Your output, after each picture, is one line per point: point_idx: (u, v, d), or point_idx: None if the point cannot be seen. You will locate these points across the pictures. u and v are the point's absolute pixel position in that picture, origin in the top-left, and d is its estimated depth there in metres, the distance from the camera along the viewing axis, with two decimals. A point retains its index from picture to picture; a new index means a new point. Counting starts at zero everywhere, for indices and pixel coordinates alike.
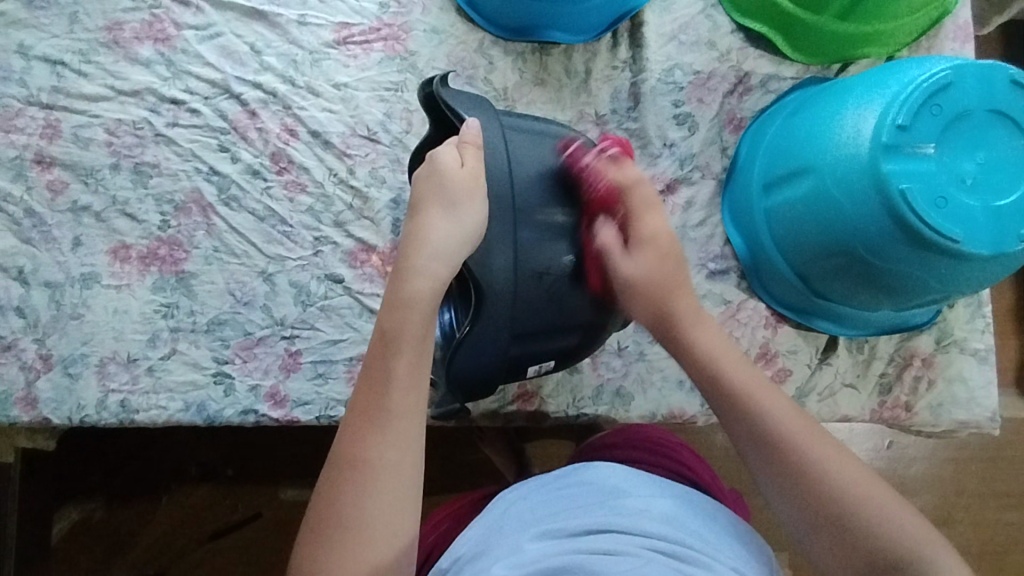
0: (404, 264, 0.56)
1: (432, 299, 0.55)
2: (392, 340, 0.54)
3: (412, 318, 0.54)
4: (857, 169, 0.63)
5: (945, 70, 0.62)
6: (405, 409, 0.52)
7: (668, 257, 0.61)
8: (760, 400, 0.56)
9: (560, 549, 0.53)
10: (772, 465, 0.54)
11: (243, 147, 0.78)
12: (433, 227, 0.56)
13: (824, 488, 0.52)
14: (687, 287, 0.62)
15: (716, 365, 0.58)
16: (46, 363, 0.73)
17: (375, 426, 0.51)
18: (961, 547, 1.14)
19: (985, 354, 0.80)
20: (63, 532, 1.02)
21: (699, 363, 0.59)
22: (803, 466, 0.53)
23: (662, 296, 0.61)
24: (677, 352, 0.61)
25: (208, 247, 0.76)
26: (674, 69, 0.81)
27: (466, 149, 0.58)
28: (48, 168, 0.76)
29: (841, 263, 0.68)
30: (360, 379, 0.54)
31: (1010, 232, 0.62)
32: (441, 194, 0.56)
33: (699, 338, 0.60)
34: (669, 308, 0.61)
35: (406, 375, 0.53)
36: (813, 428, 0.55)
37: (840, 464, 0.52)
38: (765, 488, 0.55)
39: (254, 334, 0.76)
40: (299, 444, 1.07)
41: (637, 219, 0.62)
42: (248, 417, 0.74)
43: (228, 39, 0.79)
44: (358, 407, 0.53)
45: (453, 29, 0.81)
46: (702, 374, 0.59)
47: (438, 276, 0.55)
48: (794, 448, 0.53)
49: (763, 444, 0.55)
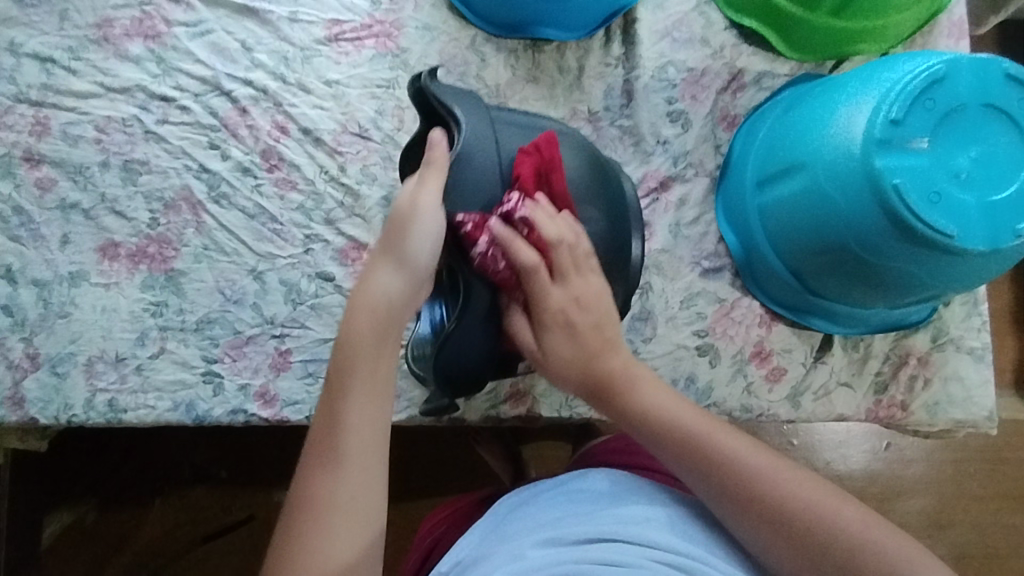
0: (351, 307, 0.56)
1: (378, 337, 0.55)
2: (343, 382, 0.54)
3: (363, 355, 0.55)
4: (850, 164, 0.62)
5: (939, 64, 0.61)
6: (356, 448, 0.53)
7: (587, 332, 0.61)
8: (719, 443, 0.57)
9: (564, 558, 0.52)
10: (746, 520, 0.55)
11: (234, 144, 0.78)
12: (375, 273, 0.56)
13: (796, 520, 0.53)
14: (617, 341, 0.62)
15: (668, 427, 0.59)
16: (33, 362, 0.72)
17: (331, 464, 0.52)
18: (961, 550, 1.13)
19: (982, 352, 0.80)
20: (54, 535, 1.01)
21: (648, 415, 0.60)
22: (780, 510, 0.54)
23: (592, 354, 0.62)
24: (622, 416, 0.62)
25: (198, 244, 0.76)
26: (667, 66, 0.81)
27: (428, 174, 0.55)
28: (37, 166, 0.75)
29: (834, 259, 0.67)
30: (317, 415, 0.55)
31: (1005, 227, 0.61)
32: (390, 229, 0.55)
33: (639, 393, 0.61)
34: (603, 370, 0.62)
35: (359, 414, 0.54)
36: (775, 465, 0.56)
37: (813, 498, 0.54)
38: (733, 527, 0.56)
39: (244, 333, 0.75)
40: (293, 445, 1.07)
41: (541, 303, 0.60)
42: (237, 417, 0.73)
43: (218, 35, 0.79)
44: (312, 449, 0.53)
45: (445, 26, 0.80)
46: (653, 430, 0.60)
47: (384, 315, 0.55)
48: (758, 484, 0.55)
49: (727, 492, 0.56)
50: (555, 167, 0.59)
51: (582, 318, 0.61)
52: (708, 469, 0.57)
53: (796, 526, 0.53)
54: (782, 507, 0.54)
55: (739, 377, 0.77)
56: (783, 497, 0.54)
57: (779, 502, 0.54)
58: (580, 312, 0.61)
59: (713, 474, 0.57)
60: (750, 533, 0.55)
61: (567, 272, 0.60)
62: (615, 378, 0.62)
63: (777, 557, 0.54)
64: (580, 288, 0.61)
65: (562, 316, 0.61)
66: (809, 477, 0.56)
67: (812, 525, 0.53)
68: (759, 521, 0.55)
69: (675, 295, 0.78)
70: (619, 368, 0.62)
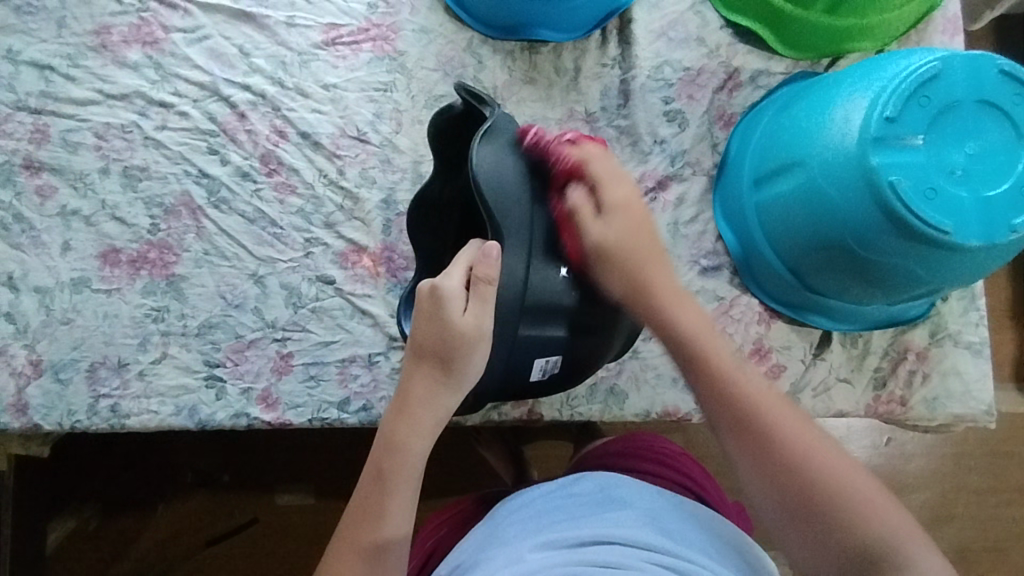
0: (404, 403, 0.60)
1: (420, 442, 0.59)
2: (388, 479, 0.58)
3: (406, 461, 0.59)
4: (845, 161, 0.63)
5: (933, 61, 0.62)
6: (395, 543, 0.57)
7: (642, 227, 0.61)
8: (742, 383, 0.58)
9: (561, 561, 0.53)
10: (764, 463, 0.55)
11: (233, 149, 0.78)
12: (420, 374, 0.60)
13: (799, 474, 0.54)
14: (663, 257, 0.62)
15: (699, 349, 0.59)
16: (36, 369, 0.72)
17: (369, 557, 0.56)
18: (962, 544, 1.14)
19: (980, 347, 0.80)
20: (58, 542, 1.02)
21: (678, 337, 0.60)
22: (803, 467, 0.54)
23: (635, 261, 0.61)
24: (655, 326, 0.61)
25: (198, 250, 0.76)
26: (663, 66, 0.81)
27: (478, 289, 0.58)
28: (37, 173, 0.76)
29: (833, 256, 0.67)
30: (352, 505, 0.59)
31: (1000, 223, 0.61)
32: (442, 347, 0.59)
33: (677, 312, 0.60)
34: (645, 279, 0.61)
35: (400, 512, 0.58)
36: (798, 417, 0.56)
37: (829, 458, 0.54)
38: (741, 464, 0.57)
39: (246, 337, 0.75)
40: (294, 448, 1.07)
41: (609, 184, 0.62)
42: (240, 421, 0.74)
43: (216, 41, 0.79)
44: (350, 535, 0.57)
45: (442, 29, 0.80)
46: (684, 350, 0.60)
47: (429, 421, 0.60)
48: (771, 428, 0.55)
49: (742, 427, 0.56)
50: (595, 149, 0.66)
51: (642, 220, 0.62)
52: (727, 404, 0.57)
53: (803, 480, 0.54)
54: (794, 457, 0.54)
55: None
56: (799, 451, 0.54)
57: (791, 452, 0.54)
58: (638, 209, 0.62)
59: (740, 413, 0.57)
60: (755, 474, 0.56)
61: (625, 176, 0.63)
62: (656, 291, 0.61)
63: (780, 509, 0.55)
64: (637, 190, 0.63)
65: (625, 206, 0.62)
66: (826, 436, 0.56)
67: (820, 483, 0.53)
68: (777, 470, 0.55)
69: None
70: (660, 282, 0.61)
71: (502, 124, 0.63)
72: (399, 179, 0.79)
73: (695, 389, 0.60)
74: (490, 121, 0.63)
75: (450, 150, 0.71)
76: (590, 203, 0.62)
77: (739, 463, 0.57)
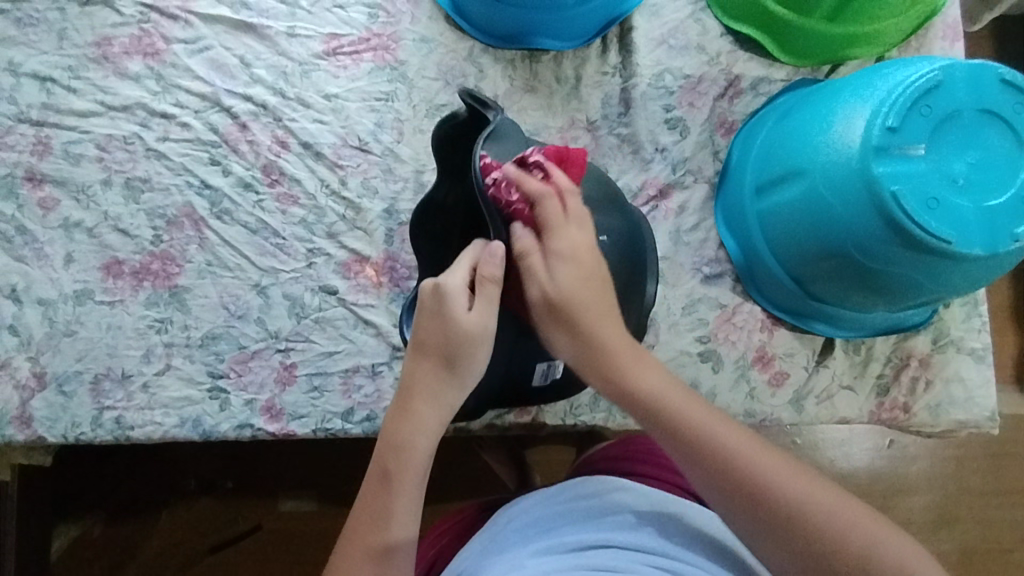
0: (408, 402, 0.60)
1: (426, 442, 0.59)
2: (394, 479, 0.58)
3: (412, 461, 0.58)
4: (848, 171, 0.63)
5: (934, 70, 0.62)
6: (404, 543, 0.57)
7: (590, 277, 0.57)
8: (714, 433, 0.55)
9: (565, 565, 0.54)
10: (753, 513, 0.53)
11: (235, 160, 0.78)
12: (424, 372, 0.59)
13: (792, 514, 0.52)
14: (612, 314, 0.58)
15: (660, 402, 0.57)
16: (40, 381, 0.72)
17: (378, 560, 0.56)
18: (965, 546, 1.14)
19: (982, 353, 0.80)
20: (62, 550, 1.02)
21: (648, 405, 0.57)
22: (791, 509, 0.52)
23: (588, 318, 0.57)
24: (613, 392, 0.58)
25: (201, 260, 0.76)
26: (664, 73, 0.81)
27: (483, 288, 0.58)
28: (39, 185, 0.76)
29: (835, 265, 0.67)
30: (357, 507, 0.59)
31: (1003, 231, 0.61)
32: (445, 346, 0.58)
33: (631, 370, 0.58)
34: (597, 339, 0.57)
35: (405, 513, 0.57)
36: (777, 459, 0.55)
37: (825, 514, 0.52)
38: (732, 520, 0.55)
39: (250, 347, 0.75)
40: (297, 454, 1.07)
41: (555, 231, 0.57)
42: (244, 432, 0.74)
43: (217, 52, 0.79)
44: (358, 537, 0.57)
45: (442, 38, 0.80)
46: (644, 412, 0.57)
47: (434, 419, 0.59)
48: (754, 469, 0.54)
49: (732, 499, 0.54)
50: (573, 164, 0.60)
51: (591, 264, 0.57)
52: (705, 457, 0.55)
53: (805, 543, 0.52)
54: (791, 519, 0.52)
55: (742, 383, 0.78)
56: (788, 504, 0.53)
57: (786, 514, 0.52)
58: (589, 254, 0.57)
59: (716, 467, 0.54)
60: (756, 544, 0.54)
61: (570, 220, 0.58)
62: (610, 352, 0.57)
63: (780, 555, 0.53)
64: (582, 235, 0.58)
65: (569, 253, 0.57)
66: (808, 473, 0.54)
67: (821, 541, 0.52)
68: (766, 521, 0.53)
69: (676, 301, 0.78)
70: (613, 339, 0.58)
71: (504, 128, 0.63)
72: (401, 189, 0.79)
73: (674, 456, 0.57)
74: (492, 125, 0.62)
75: (451, 156, 0.71)
76: (535, 250, 0.57)
77: (737, 529, 0.55)
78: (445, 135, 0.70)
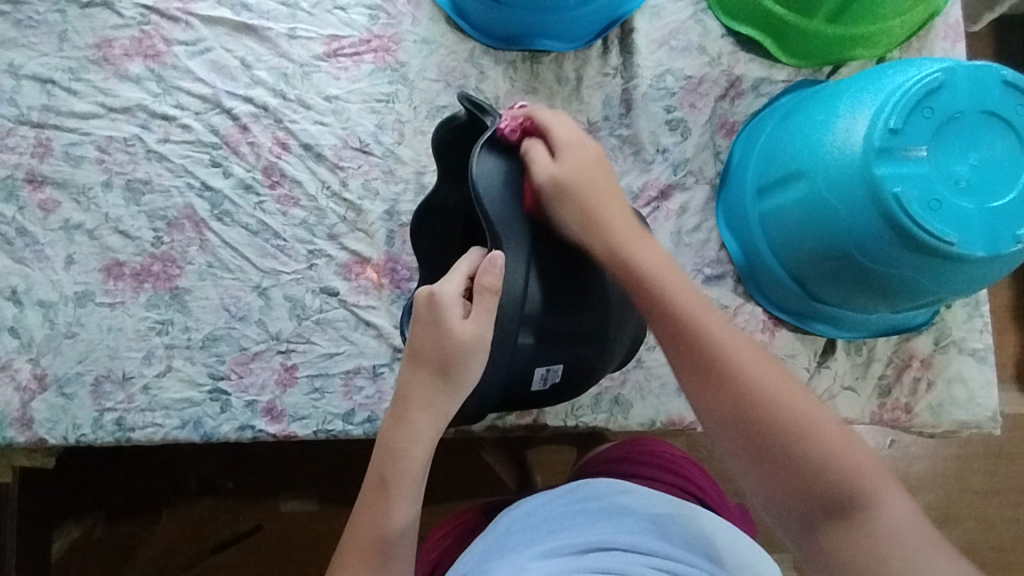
0: (403, 410, 0.60)
1: (423, 448, 0.59)
2: (391, 487, 0.58)
3: (409, 468, 0.59)
4: (850, 173, 0.62)
5: (937, 72, 0.62)
6: (402, 548, 0.58)
7: (593, 165, 0.62)
8: (702, 318, 0.56)
9: (568, 567, 0.53)
10: (719, 393, 0.54)
11: (235, 161, 0.78)
12: (420, 380, 0.59)
13: (758, 401, 0.53)
14: (619, 204, 0.62)
15: (655, 280, 0.58)
16: (41, 383, 0.72)
17: (378, 566, 0.57)
18: (967, 545, 1.14)
19: (984, 353, 0.80)
20: (62, 552, 1.02)
21: (639, 277, 0.58)
22: (759, 394, 0.53)
23: (591, 200, 0.60)
24: (612, 266, 0.60)
25: (202, 262, 0.76)
26: (665, 74, 0.81)
27: (481, 298, 0.57)
28: (40, 187, 0.76)
29: (837, 266, 0.67)
30: (355, 512, 0.59)
31: (1005, 233, 0.61)
32: (443, 355, 0.58)
33: (630, 250, 0.60)
34: (598, 217, 0.60)
35: (402, 520, 0.58)
36: (757, 353, 0.55)
37: (796, 402, 0.53)
38: (697, 400, 0.55)
39: (251, 349, 0.75)
40: (297, 454, 1.07)
41: (560, 130, 0.62)
42: (245, 433, 0.73)
43: (217, 53, 0.79)
44: (356, 543, 0.58)
45: (443, 39, 0.80)
46: (637, 286, 0.58)
47: (431, 425, 0.59)
48: (729, 356, 0.54)
49: (705, 372, 0.55)
50: None
51: (595, 162, 0.62)
52: (688, 333, 0.56)
53: (770, 425, 0.52)
54: (762, 399, 0.53)
55: None
56: (758, 389, 0.53)
57: (760, 394, 0.53)
58: (591, 150, 0.62)
59: (692, 345, 0.55)
60: (718, 424, 0.54)
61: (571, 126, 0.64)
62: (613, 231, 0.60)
63: (735, 438, 0.53)
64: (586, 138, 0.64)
65: (577, 144, 0.62)
66: (787, 374, 0.55)
67: (788, 426, 0.52)
68: (732, 402, 0.53)
69: None
70: (616, 224, 0.61)
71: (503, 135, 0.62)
72: (401, 191, 0.79)
73: (658, 334, 0.58)
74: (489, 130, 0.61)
75: (452, 158, 0.71)
76: (544, 151, 0.61)
77: (703, 411, 0.55)
78: (443, 140, 0.70)
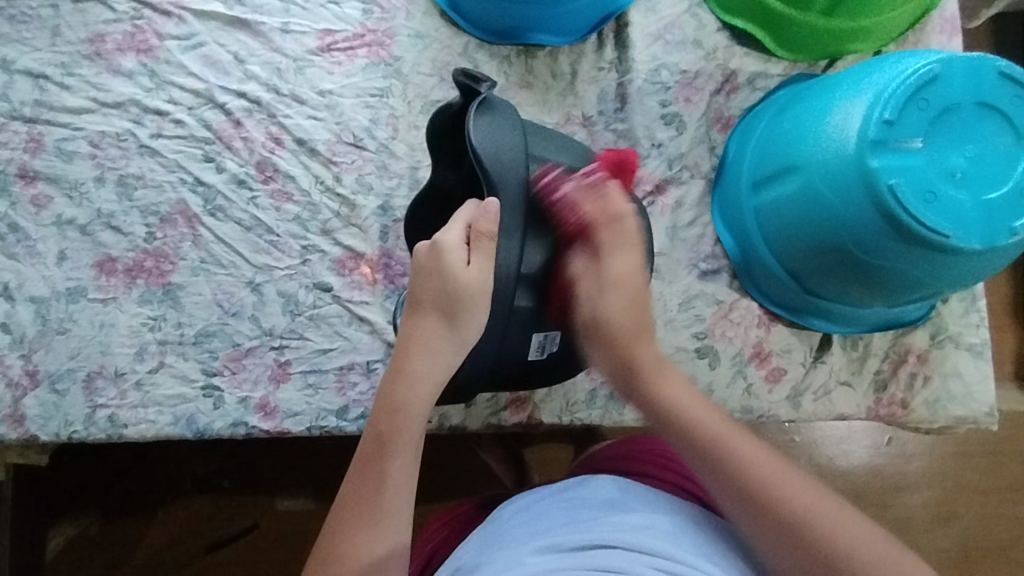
0: (403, 361, 0.59)
1: (426, 402, 0.59)
2: (388, 443, 0.58)
3: (407, 425, 0.58)
4: (845, 165, 0.62)
5: (932, 63, 0.61)
6: (396, 508, 0.56)
7: (635, 305, 0.62)
8: (733, 446, 0.57)
9: (560, 564, 0.53)
10: (758, 519, 0.55)
11: (228, 156, 0.78)
12: (424, 330, 0.59)
13: (797, 520, 0.53)
14: (648, 333, 0.63)
15: (682, 415, 0.60)
16: (33, 380, 0.72)
17: (370, 523, 0.55)
18: (965, 543, 1.14)
19: (981, 348, 0.80)
20: (57, 550, 1.01)
21: (669, 415, 0.60)
22: (794, 515, 0.54)
23: (623, 339, 0.62)
24: (643, 403, 0.62)
25: (194, 258, 0.76)
26: (661, 69, 0.81)
27: (480, 244, 0.57)
28: (32, 183, 0.75)
29: (832, 259, 0.67)
30: (352, 469, 0.59)
31: (1001, 226, 0.61)
32: (445, 301, 0.58)
33: (664, 386, 0.61)
34: (630, 353, 0.62)
35: (400, 476, 0.57)
36: (789, 471, 0.56)
37: (843, 523, 0.53)
38: (740, 525, 0.56)
39: (243, 345, 0.75)
40: (293, 451, 1.07)
41: (611, 255, 0.62)
42: (238, 430, 0.73)
43: (210, 48, 0.79)
44: (352, 497, 0.57)
45: (437, 34, 0.80)
46: (671, 424, 0.60)
47: (431, 381, 0.59)
48: (761, 482, 0.55)
49: (747, 502, 0.55)
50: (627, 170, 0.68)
51: (636, 292, 0.62)
52: (720, 468, 0.57)
53: (815, 545, 0.53)
54: (803, 518, 0.53)
55: (739, 379, 0.77)
56: (792, 507, 0.54)
57: (797, 514, 0.54)
58: (633, 284, 0.62)
59: (727, 477, 0.56)
60: (766, 547, 0.55)
61: (620, 247, 0.62)
62: (642, 367, 0.62)
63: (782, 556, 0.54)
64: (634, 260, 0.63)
65: (621, 278, 0.62)
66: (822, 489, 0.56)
67: (838, 543, 0.52)
68: (771, 525, 0.54)
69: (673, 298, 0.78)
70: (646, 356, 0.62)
71: (497, 100, 0.61)
72: (395, 186, 0.78)
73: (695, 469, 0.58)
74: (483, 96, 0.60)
75: (448, 146, 0.70)
76: (585, 263, 0.63)
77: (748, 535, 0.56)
78: (440, 125, 0.70)
